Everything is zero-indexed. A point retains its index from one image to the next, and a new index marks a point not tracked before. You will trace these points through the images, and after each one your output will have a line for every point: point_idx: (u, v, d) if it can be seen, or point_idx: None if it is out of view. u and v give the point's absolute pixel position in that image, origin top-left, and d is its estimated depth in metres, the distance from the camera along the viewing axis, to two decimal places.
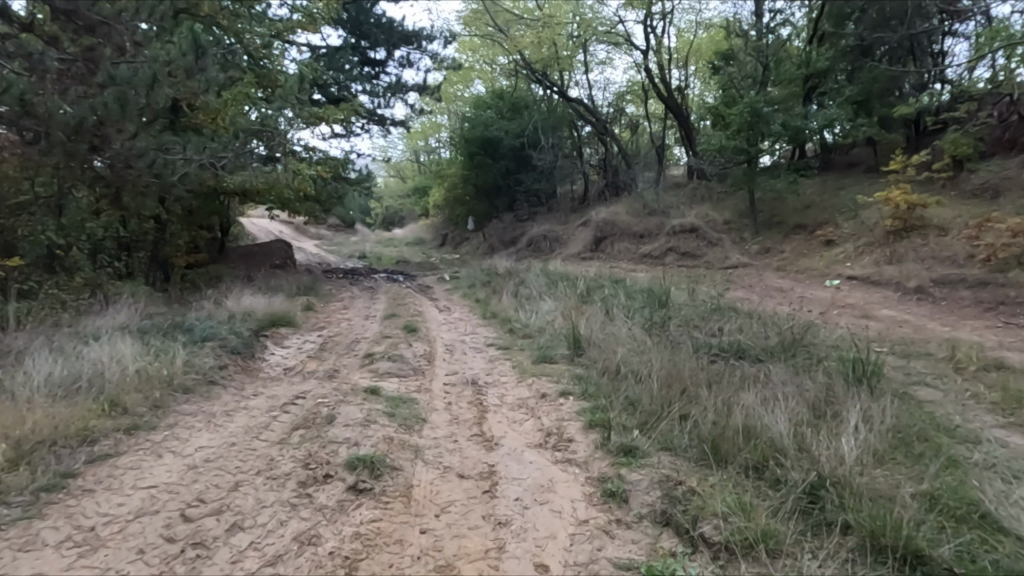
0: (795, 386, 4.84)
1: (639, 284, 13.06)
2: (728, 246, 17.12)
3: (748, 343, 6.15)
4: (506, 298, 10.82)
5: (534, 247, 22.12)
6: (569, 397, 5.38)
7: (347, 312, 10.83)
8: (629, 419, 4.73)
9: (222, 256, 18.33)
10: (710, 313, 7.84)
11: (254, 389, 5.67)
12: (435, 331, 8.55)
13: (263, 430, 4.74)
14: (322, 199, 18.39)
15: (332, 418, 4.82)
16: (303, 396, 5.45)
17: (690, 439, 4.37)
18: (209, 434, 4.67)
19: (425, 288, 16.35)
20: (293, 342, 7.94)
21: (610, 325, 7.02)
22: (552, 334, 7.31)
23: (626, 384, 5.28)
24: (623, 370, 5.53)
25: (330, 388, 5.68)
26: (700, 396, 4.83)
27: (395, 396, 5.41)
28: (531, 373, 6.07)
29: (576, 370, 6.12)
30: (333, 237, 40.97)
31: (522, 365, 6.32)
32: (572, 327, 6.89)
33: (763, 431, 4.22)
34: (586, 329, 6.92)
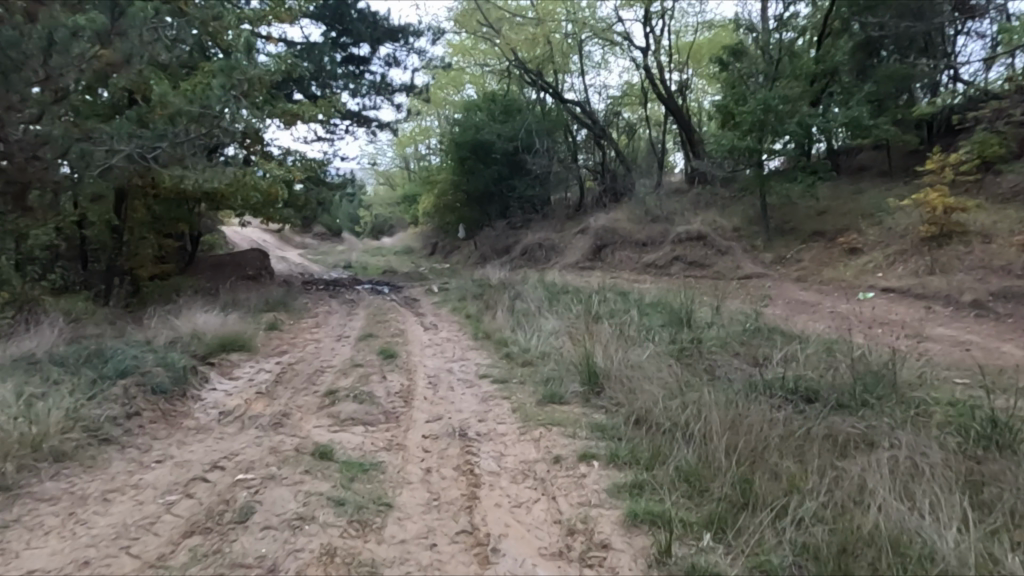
0: (926, 463, 3.69)
1: (648, 298, 11.75)
2: (739, 254, 15.86)
3: (819, 379, 4.95)
4: (501, 315, 9.47)
5: (528, 256, 20.82)
6: (593, 464, 4.09)
7: (319, 331, 9.46)
8: (691, 514, 3.49)
9: (191, 267, 16.94)
10: (748, 335, 6.53)
11: (162, 452, 4.27)
12: (419, 357, 7.21)
13: (145, 532, 3.34)
14: (301, 205, 17.00)
15: (248, 517, 3.41)
16: (223, 464, 4.07)
17: (792, 555, 3.14)
18: (59, 543, 3.27)
19: (412, 301, 15.01)
20: (245, 374, 6.57)
21: (633, 353, 5.72)
22: (561, 362, 5.99)
23: (673, 450, 4.04)
24: (667, 429, 4.27)
25: (266, 449, 4.27)
26: (790, 478, 3.61)
27: (356, 463, 4.05)
28: (539, 420, 4.76)
29: (595, 419, 4.77)
30: (318, 247, 39.43)
31: (530, 408, 5.03)
32: (587, 356, 5.59)
33: (926, 554, 3.02)
34: (605, 356, 5.62)
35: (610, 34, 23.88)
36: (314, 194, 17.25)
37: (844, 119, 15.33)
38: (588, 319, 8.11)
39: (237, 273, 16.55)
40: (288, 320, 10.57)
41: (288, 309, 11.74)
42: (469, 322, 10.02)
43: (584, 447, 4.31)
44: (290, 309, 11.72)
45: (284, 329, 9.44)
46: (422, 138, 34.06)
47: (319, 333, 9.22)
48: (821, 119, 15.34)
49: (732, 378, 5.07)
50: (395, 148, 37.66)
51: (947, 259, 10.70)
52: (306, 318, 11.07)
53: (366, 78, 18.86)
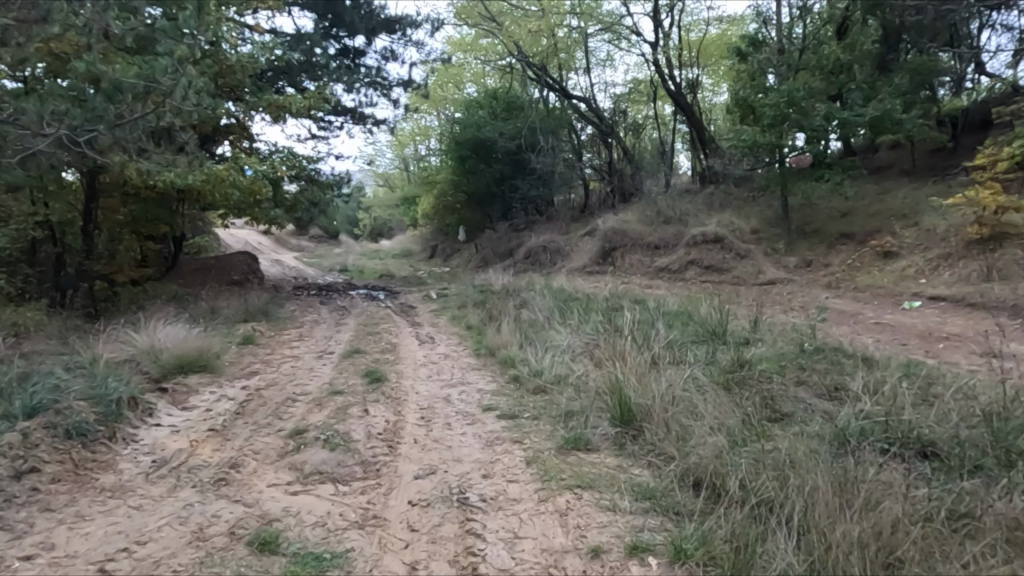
0: None
1: (667, 306, 10.66)
2: (760, 258, 14.79)
3: (946, 440, 4.13)
4: (506, 327, 8.37)
5: (532, 259, 19.70)
6: (646, 563, 3.09)
7: (300, 345, 8.38)
8: None
9: (173, 272, 15.87)
10: (805, 357, 5.50)
11: (51, 536, 3.20)
12: (413, 379, 6.17)
13: None
14: (291, 205, 15.90)
15: None
16: (126, 557, 3.00)
17: None
18: None
19: (408, 307, 13.96)
20: (205, 402, 5.51)
21: (674, 385, 4.72)
22: (584, 396, 4.98)
23: (765, 548, 3.10)
24: (744, 516, 3.30)
25: (188, 535, 3.19)
26: None
27: (307, 560, 3.00)
28: (564, 482, 3.76)
29: (638, 483, 3.76)
30: (314, 249, 38.32)
31: (552, 461, 4.03)
32: (619, 390, 4.60)
33: None
34: (641, 388, 4.61)
35: (618, 27, 22.81)
36: (305, 194, 16.17)
37: (874, 113, 14.22)
38: (608, 334, 7.03)
39: (221, 277, 15.48)
40: (269, 331, 9.52)
41: (271, 318, 10.67)
42: (471, 335, 8.96)
43: (625, 534, 3.30)
44: (273, 319, 10.65)
45: (262, 343, 8.37)
46: (422, 136, 33.02)
47: (300, 348, 8.19)
48: (850, 113, 14.27)
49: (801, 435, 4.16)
50: (394, 148, 36.60)
51: (1005, 265, 9.69)
52: (290, 329, 10.02)
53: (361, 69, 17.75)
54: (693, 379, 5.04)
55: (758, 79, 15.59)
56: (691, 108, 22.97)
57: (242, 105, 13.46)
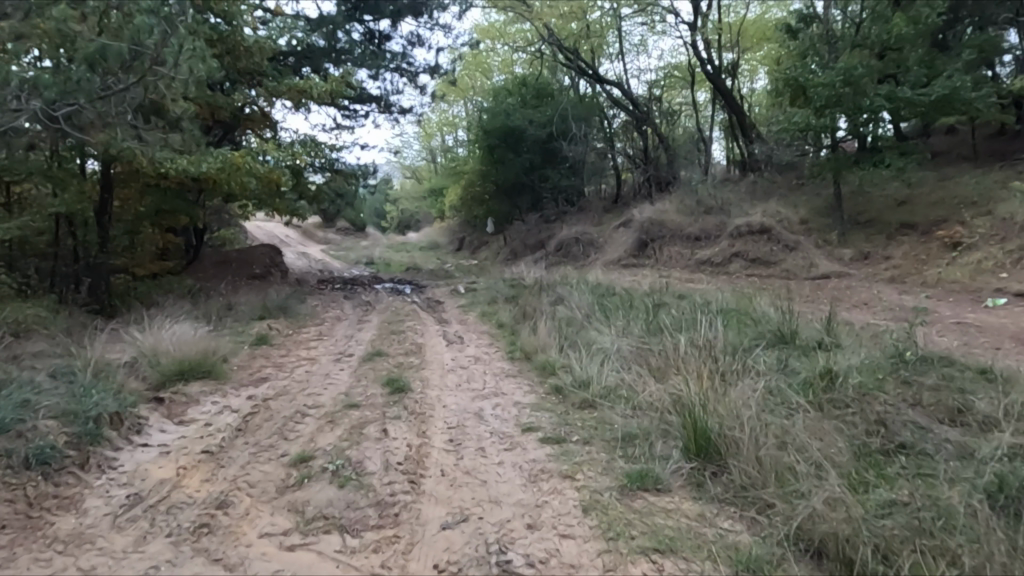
0: None
1: (715, 303, 9.77)
2: (812, 251, 13.76)
3: None
4: (542, 327, 7.57)
5: (563, 252, 18.83)
6: None
7: (318, 346, 7.73)
8: None
9: (194, 266, 15.37)
10: (901, 371, 4.68)
11: None
12: (443, 388, 5.42)
13: None
14: (314, 197, 15.27)
15: None
16: None
17: None
18: None
19: (435, 302, 13.29)
20: (205, 415, 4.84)
21: (759, 408, 3.92)
22: (647, 419, 4.21)
23: None
24: None
25: None
26: None
27: None
28: (634, 541, 3.00)
29: (730, 545, 2.99)
30: (341, 242, 37.90)
31: (614, 510, 3.27)
32: (692, 413, 3.83)
33: None
34: (721, 412, 3.83)
35: (654, 8, 21.79)
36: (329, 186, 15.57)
37: (942, 92, 12.99)
38: (662, 337, 6.19)
39: (243, 270, 14.94)
40: (287, 330, 8.88)
41: (291, 315, 10.05)
42: (504, 335, 8.19)
43: None
44: (293, 317, 10.02)
45: (278, 343, 7.72)
46: (450, 126, 32.34)
47: (319, 348, 7.53)
48: (913, 92, 13.09)
49: (929, 482, 3.38)
50: (421, 138, 35.95)
51: None
52: (309, 327, 9.38)
53: (387, 55, 17.02)
54: (776, 400, 4.24)
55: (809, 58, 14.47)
56: (731, 92, 21.84)
57: (263, 90, 12.83)
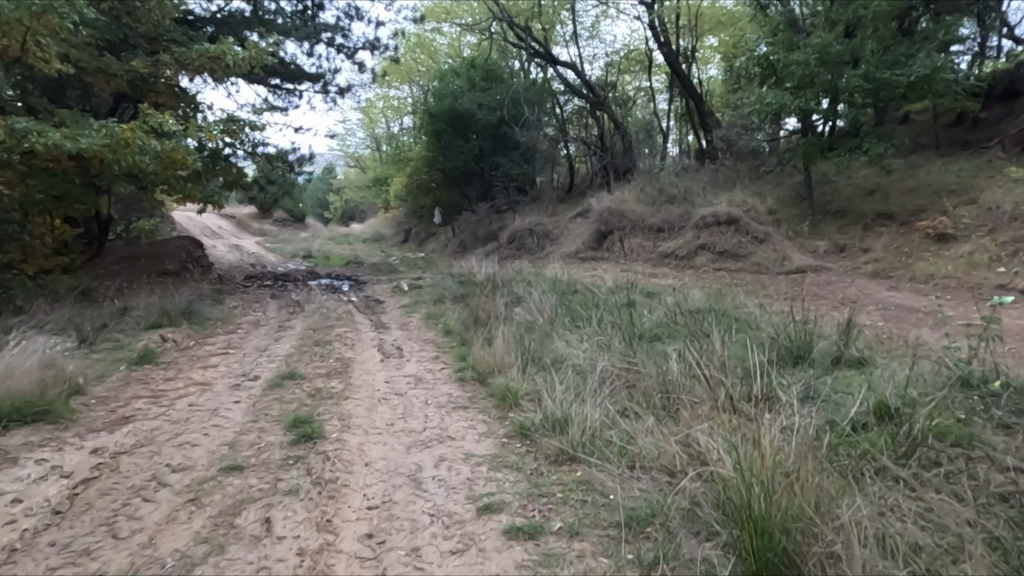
0: None
1: (692, 304, 8.60)
2: (783, 242, 12.86)
3: None
4: (500, 337, 6.26)
5: (516, 244, 17.47)
6: None
7: (218, 363, 6.21)
8: None
9: (96, 262, 13.41)
10: (973, 415, 3.71)
11: None
12: (371, 428, 4.11)
13: None
14: (236, 182, 13.48)
15: None
16: None
17: None
18: None
19: (374, 301, 11.80)
20: (16, 483, 3.32)
21: (824, 490, 2.78)
22: (661, 497, 3.04)
23: None
24: None
25: None
26: None
27: None
28: None
29: None
30: (278, 234, 35.54)
31: None
32: (746, 497, 2.69)
33: None
34: (781, 495, 2.70)
35: None
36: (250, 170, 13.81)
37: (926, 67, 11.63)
38: (651, 356, 5.03)
39: (152, 264, 13.07)
40: (187, 342, 7.30)
41: (197, 322, 8.43)
42: (453, 346, 6.84)
43: None
44: (200, 323, 8.40)
45: (168, 362, 6.14)
46: (395, 111, 30.53)
47: (221, 366, 6.02)
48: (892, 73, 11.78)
49: None
50: (365, 124, 34.01)
51: None
52: (217, 336, 7.82)
53: (321, 27, 15.26)
54: (828, 461, 3.13)
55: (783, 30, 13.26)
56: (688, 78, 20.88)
57: (170, 56, 10.65)
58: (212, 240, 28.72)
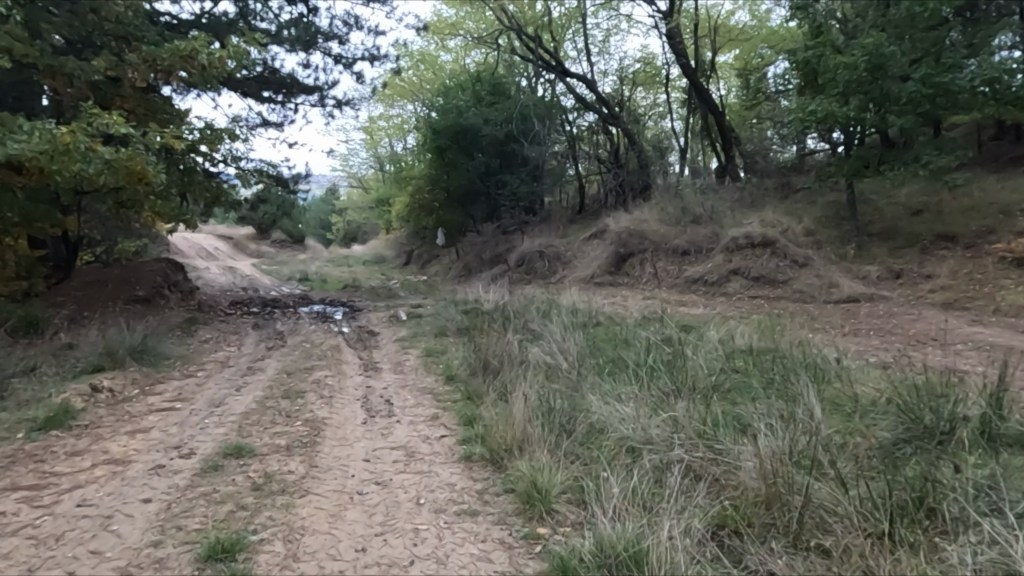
0: None
1: (742, 343, 7.20)
2: (827, 267, 11.49)
3: None
4: (521, 391, 4.96)
5: (525, 267, 15.98)
6: None
7: (151, 427, 4.77)
8: None
9: (59, 287, 12.06)
10: None
11: None
12: (329, 562, 2.78)
13: None
14: (216, 199, 12.18)
15: None
16: None
17: None
18: None
19: (368, 332, 10.41)
20: None
21: None
22: None
23: None
24: None
25: None
26: None
27: None
28: None
29: None
30: (275, 255, 34.21)
31: None
32: None
33: None
34: None
35: None
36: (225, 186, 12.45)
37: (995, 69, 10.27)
38: (727, 430, 3.74)
39: (121, 290, 11.70)
40: (127, 391, 5.89)
41: (150, 363, 7.03)
42: (456, 399, 5.49)
43: None
44: (153, 365, 7.01)
45: (86, 424, 4.74)
46: (397, 130, 29.47)
47: (153, 433, 4.60)
48: (955, 76, 10.38)
49: None
50: (367, 143, 32.91)
51: None
52: (168, 383, 6.41)
53: (316, 35, 14.14)
54: None
55: (829, 27, 11.84)
56: (707, 90, 19.63)
57: (138, 55, 9.35)
58: (203, 262, 27.32)
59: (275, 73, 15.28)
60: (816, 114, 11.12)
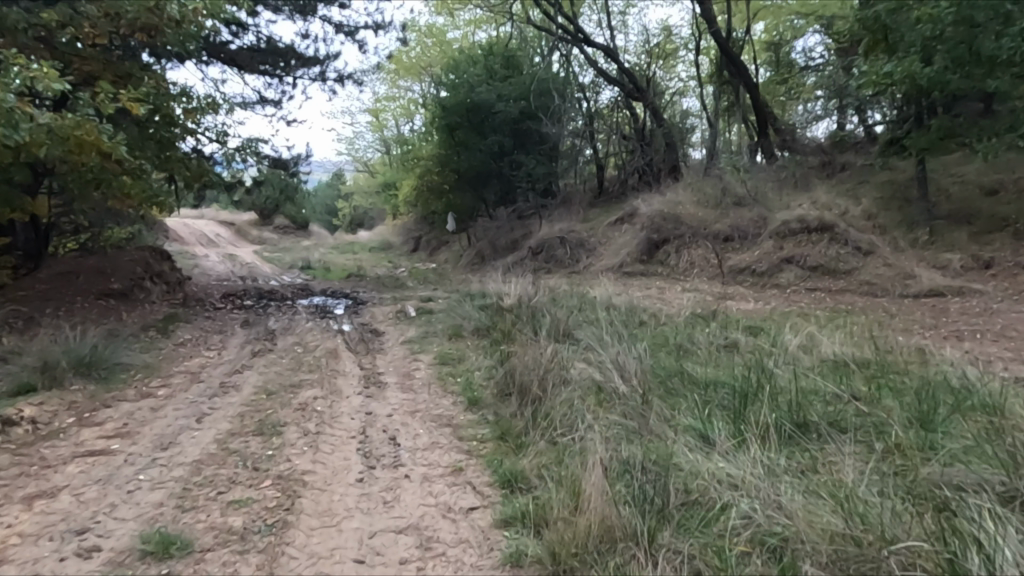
0: None
1: (829, 355, 5.83)
2: (895, 255, 10.06)
3: None
4: (583, 436, 3.71)
5: (545, 254, 14.58)
6: None
7: (59, 487, 3.44)
8: None
9: (27, 278, 10.80)
10: None
11: None
12: None
13: None
14: (198, 180, 10.80)
15: None
16: None
17: None
18: None
19: (373, 331, 9.08)
20: None
21: None
22: None
23: None
24: None
25: None
26: None
27: None
28: None
29: None
30: (279, 242, 32.91)
31: None
32: None
33: None
34: None
35: None
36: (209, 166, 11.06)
37: None
38: (931, 528, 2.55)
39: (93, 282, 10.39)
40: (55, 422, 4.57)
41: (99, 379, 5.67)
42: (489, 436, 4.16)
43: None
44: (104, 382, 5.65)
45: None
46: (404, 111, 28.03)
47: (59, 499, 3.27)
48: None
49: None
50: (373, 126, 31.48)
51: None
52: (115, 407, 5.07)
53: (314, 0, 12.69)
54: None
55: None
56: (741, 61, 18.01)
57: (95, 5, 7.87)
58: (202, 248, 25.99)
59: (270, 42, 13.85)
60: (892, 77, 9.54)
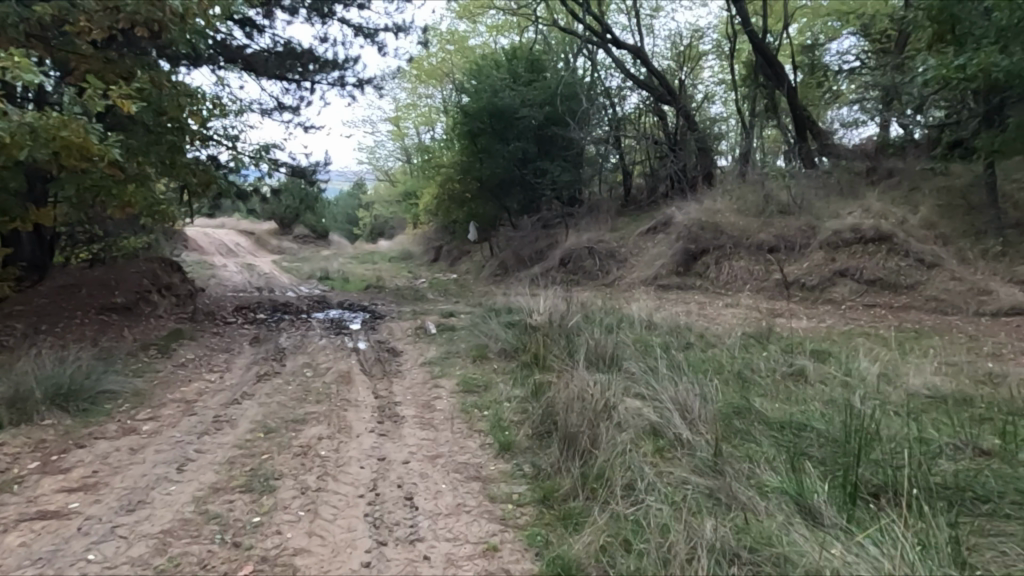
0: None
1: (922, 391, 4.95)
2: (964, 268, 9.13)
3: None
4: (654, 509, 2.97)
5: (573, 266, 13.76)
6: None
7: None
8: None
9: (28, 290, 10.26)
10: None
11: None
12: None
13: None
14: (205, 186, 10.13)
15: None
16: None
17: None
18: None
19: (391, 350, 8.34)
20: None
21: None
22: None
23: None
24: None
25: None
26: None
27: None
28: None
29: None
30: (298, 252, 32.45)
31: None
32: None
33: None
34: None
35: None
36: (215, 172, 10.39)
37: None
38: None
39: (96, 295, 9.80)
40: (11, 472, 3.88)
41: (78, 412, 4.97)
42: (529, 498, 3.42)
43: None
44: (83, 415, 4.95)
45: None
46: (425, 118, 27.55)
47: None
48: None
49: None
50: (393, 134, 31.04)
51: None
52: (89, 448, 4.36)
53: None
54: None
55: None
56: (778, 62, 17.11)
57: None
58: (221, 258, 25.54)
59: (287, 46, 13.30)
60: (964, 71, 8.61)
